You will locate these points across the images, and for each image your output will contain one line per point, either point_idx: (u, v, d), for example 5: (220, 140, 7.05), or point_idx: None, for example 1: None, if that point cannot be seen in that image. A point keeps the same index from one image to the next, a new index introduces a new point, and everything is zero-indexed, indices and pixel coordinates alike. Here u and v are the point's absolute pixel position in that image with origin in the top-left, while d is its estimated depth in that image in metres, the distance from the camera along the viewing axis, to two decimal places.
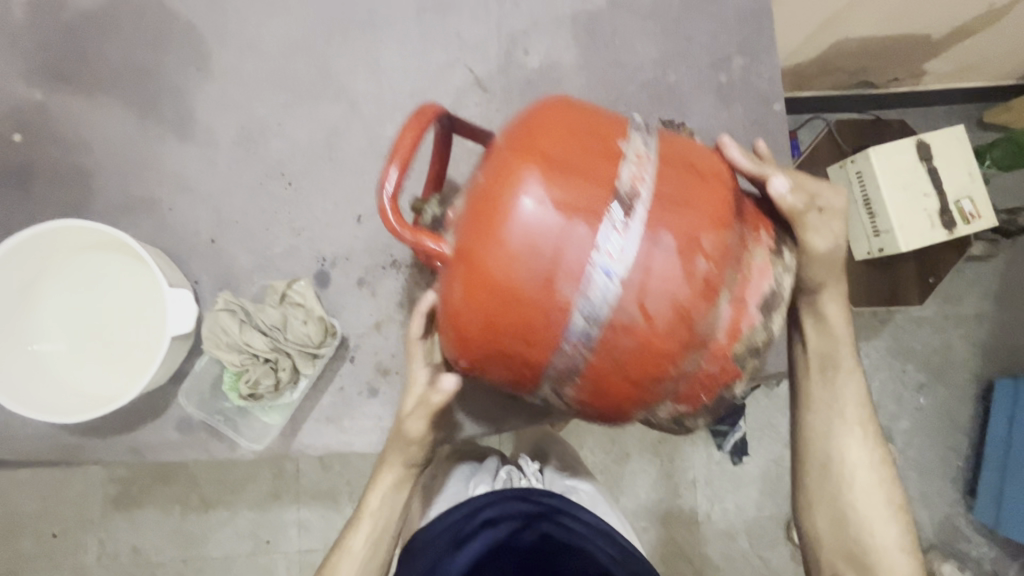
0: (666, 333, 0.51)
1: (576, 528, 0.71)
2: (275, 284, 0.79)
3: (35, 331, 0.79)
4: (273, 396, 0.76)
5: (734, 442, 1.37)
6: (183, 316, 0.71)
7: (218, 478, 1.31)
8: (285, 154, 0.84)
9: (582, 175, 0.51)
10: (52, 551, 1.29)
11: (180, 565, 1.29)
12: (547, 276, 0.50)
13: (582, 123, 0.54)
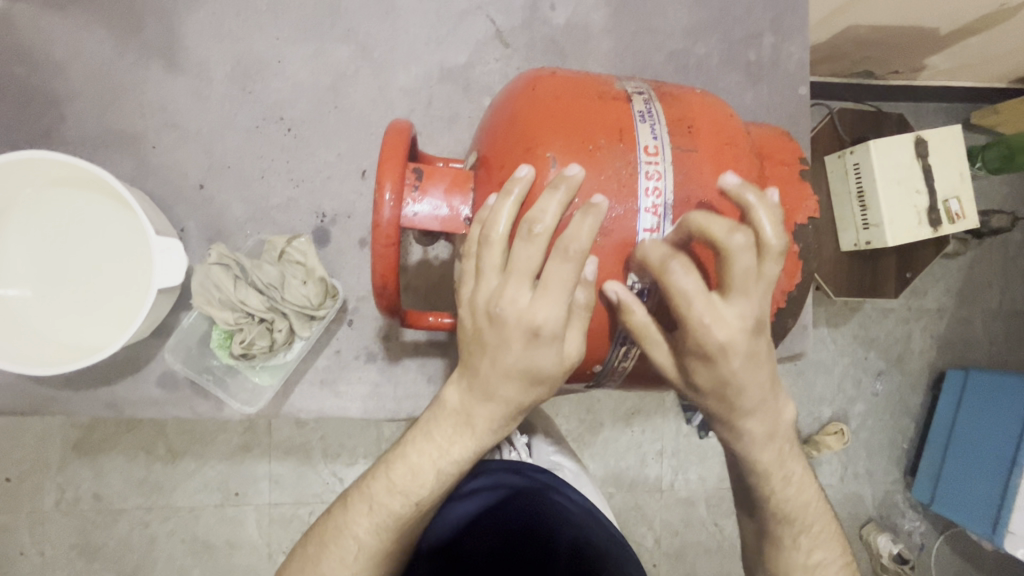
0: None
1: (568, 507, 0.72)
2: (273, 241, 0.74)
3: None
4: (266, 357, 0.73)
5: (701, 418, 1.41)
6: (171, 268, 0.67)
7: (189, 430, 1.28)
8: (285, 97, 0.77)
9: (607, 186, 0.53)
10: (7, 494, 1.24)
11: (144, 514, 1.27)
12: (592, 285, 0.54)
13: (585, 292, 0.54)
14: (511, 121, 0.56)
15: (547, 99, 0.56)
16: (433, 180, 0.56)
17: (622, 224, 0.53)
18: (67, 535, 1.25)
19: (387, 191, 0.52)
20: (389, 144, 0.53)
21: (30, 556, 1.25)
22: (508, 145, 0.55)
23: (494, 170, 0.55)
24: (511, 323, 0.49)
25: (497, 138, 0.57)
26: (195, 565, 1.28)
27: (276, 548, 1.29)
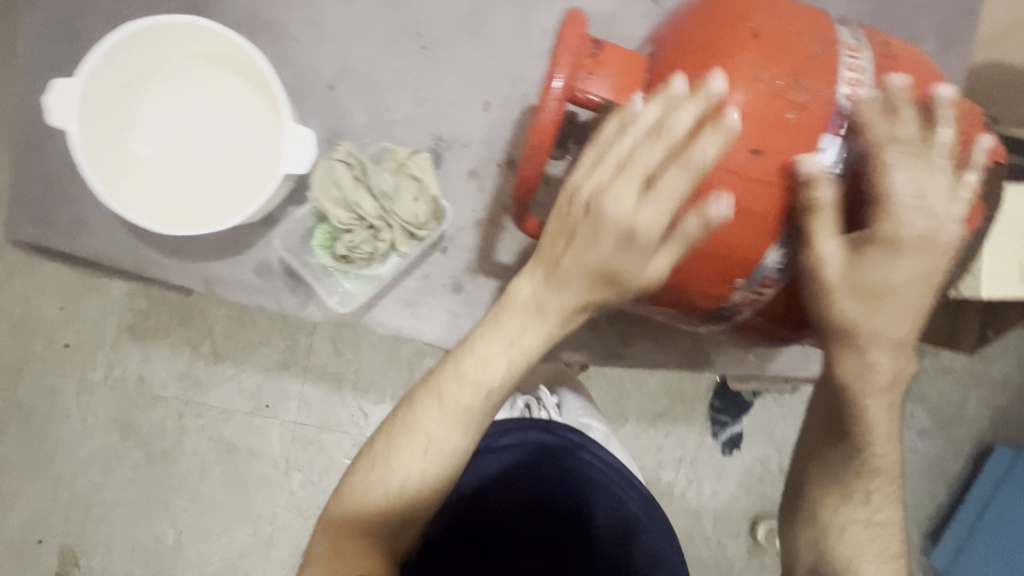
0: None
1: (597, 464, 0.75)
2: (396, 151, 0.75)
3: (140, 137, 0.76)
4: (364, 265, 0.73)
5: (728, 434, 1.41)
6: (299, 155, 0.68)
7: (234, 336, 1.33)
8: (425, 15, 0.77)
9: (783, 123, 0.52)
10: (61, 360, 1.32)
11: (180, 405, 1.34)
12: (738, 217, 0.53)
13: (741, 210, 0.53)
14: (696, 35, 0.55)
15: (739, 20, 0.54)
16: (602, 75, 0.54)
17: (791, 150, 0.52)
18: (108, 408, 1.33)
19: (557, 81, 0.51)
20: (567, 28, 0.51)
21: (73, 420, 1.33)
22: (691, 54, 0.54)
23: (667, 83, 0.54)
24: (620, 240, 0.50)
25: (675, 48, 0.55)
26: (216, 463, 1.34)
27: (293, 465, 1.34)
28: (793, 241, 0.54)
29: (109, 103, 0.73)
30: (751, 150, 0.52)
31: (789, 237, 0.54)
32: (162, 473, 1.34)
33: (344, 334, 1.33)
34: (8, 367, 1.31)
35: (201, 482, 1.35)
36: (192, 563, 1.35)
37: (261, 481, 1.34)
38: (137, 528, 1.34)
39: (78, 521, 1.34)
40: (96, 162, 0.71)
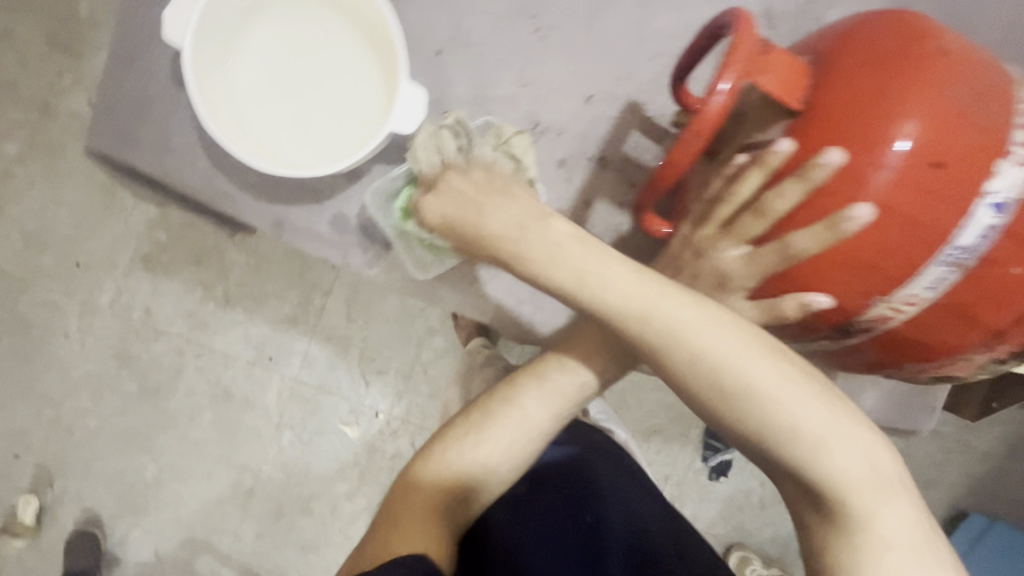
0: (986, 311, 0.44)
1: (609, 468, 0.72)
2: (504, 127, 0.57)
3: (247, 63, 0.55)
4: (432, 255, 0.60)
5: (717, 460, 1.40)
6: (406, 116, 0.53)
7: (248, 283, 1.27)
8: None
9: (971, 146, 0.41)
10: (68, 278, 1.26)
11: (182, 343, 1.28)
12: (899, 238, 0.42)
13: (894, 236, 0.42)
14: (875, 39, 0.45)
15: (923, 36, 0.44)
16: (771, 73, 0.43)
17: (969, 171, 0.41)
18: (108, 335, 1.28)
19: (727, 79, 0.41)
20: (740, 25, 0.43)
21: (70, 340, 1.27)
22: (857, 56, 0.44)
23: (840, 85, 0.44)
24: (672, 335, 0.44)
25: (846, 51, 0.45)
26: (209, 408, 1.30)
27: (285, 422, 1.30)
28: (951, 271, 0.43)
29: (220, 12, 0.51)
30: (933, 167, 0.41)
31: (949, 265, 0.43)
32: (152, 409, 1.29)
33: (360, 299, 1.27)
34: (13, 276, 1.26)
35: (191, 425, 1.30)
36: (167, 503, 1.31)
37: (251, 433, 1.30)
38: (118, 460, 1.30)
39: (59, 442, 1.29)
40: (211, 106, 0.53)
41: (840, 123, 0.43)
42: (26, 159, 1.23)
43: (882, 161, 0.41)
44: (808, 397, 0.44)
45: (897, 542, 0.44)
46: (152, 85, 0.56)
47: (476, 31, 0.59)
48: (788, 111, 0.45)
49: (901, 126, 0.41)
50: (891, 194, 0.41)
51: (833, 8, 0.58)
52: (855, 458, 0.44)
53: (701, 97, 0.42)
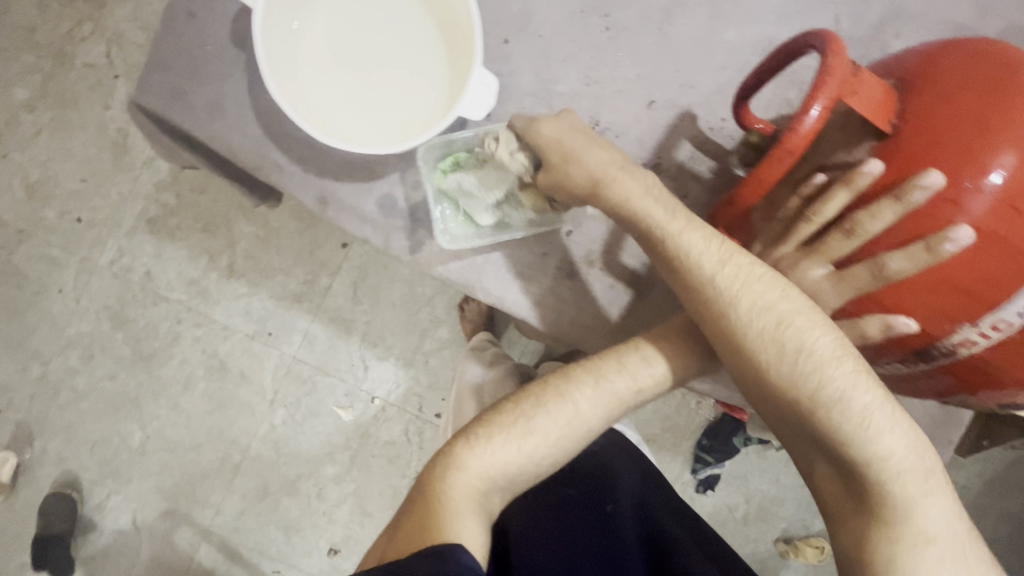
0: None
1: (627, 474, 0.71)
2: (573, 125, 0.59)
3: (316, 38, 0.52)
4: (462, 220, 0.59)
5: (708, 474, 1.33)
6: (476, 103, 0.52)
7: (256, 256, 1.24)
8: None
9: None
10: (70, 233, 1.22)
11: (181, 310, 1.25)
12: (992, 263, 0.41)
13: (989, 262, 0.41)
14: (962, 63, 0.43)
15: (1013, 60, 0.43)
16: (861, 96, 0.42)
17: None
18: (105, 296, 1.24)
19: (816, 104, 0.40)
20: (829, 46, 0.41)
21: (66, 297, 1.24)
22: (949, 82, 0.43)
23: (929, 111, 0.42)
24: (771, 332, 0.45)
25: (933, 75, 0.44)
26: (203, 378, 1.26)
27: (280, 399, 1.27)
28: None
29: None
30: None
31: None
32: (144, 374, 1.26)
33: (367, 282, 1.26)
34: (12, 226, 1.22)
35: (183, 394, 1.26)
36: (150, 472, 1.27)
37: (244, 407, 1.27)
38: (104, 424, 1.26)
39: (44, 401, 1.25)
40: (279, 82, 0.50)
41: (928, 149, 0.41)
42: (37, 108, 1.19)
43: (974, 186, 0.40)
44: (903, 434, 0.43)
45: (938, 533, 0.42)
46: (213, 42, 0.55)
47: (544, 24, 0.59)
48: (875, 135, 0.44)
49: (995, 149, 0.40)
50: (982, 222, 0.41)
51: (900, 38, 0.58)
52: (937, 516, 0.42)
53: (792, 122, 0.41)
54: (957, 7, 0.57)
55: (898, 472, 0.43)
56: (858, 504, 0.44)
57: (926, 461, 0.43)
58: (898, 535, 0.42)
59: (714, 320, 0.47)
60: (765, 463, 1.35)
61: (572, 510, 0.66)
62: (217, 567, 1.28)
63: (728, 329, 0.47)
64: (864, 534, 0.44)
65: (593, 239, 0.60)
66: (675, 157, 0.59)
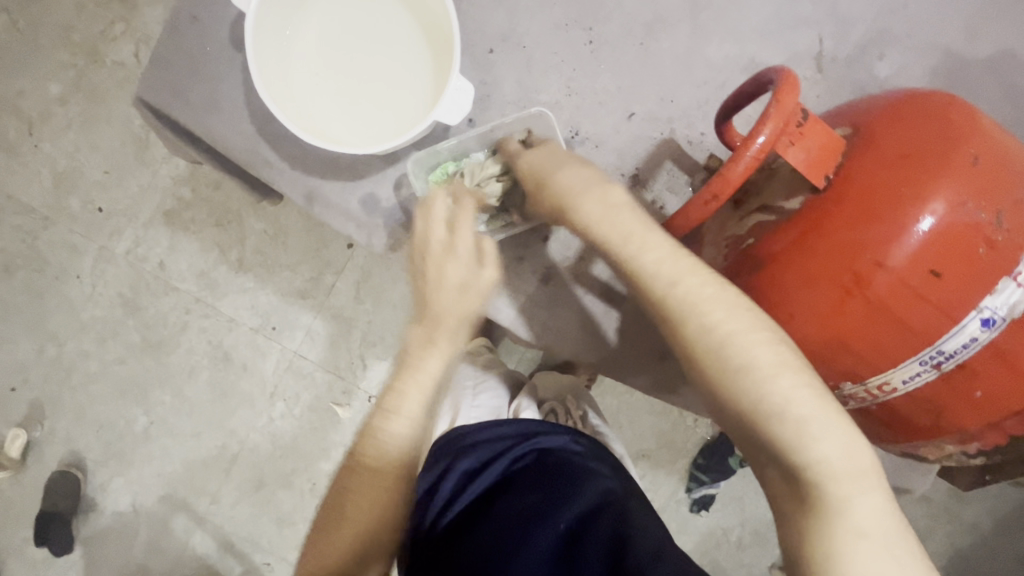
0: (956, 413, 0.46)
1: (586, 483, 0.60)
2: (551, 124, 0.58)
3: (307, 42, 0.55)
4: None
5: (703, 494, 1.30)
6: (452, 109, 0.53)
7: (264, 252, 1.28)
8: None
9: (971, 262, 0.42)
10: (91, 222, 1.28)
11: (190, 301, 1.29)
12: (883, 334, 0.44)
13: (876, 322, 0.44)
14: (917, 128, 0.43)
15: (961, 137, 0.42)
16: (800, 146, 0.43)
17: (962, 280, 0.42)
18: (120, 284, 1.29)
19: (760, 136, 0.41)
20: (784, 86, 0.41)
21: (82, 283, 1.29)
22: (894, 143, 0.44)
23: (861, 178, 0.43)
24: (713, 347, 0.45)
25: (878, 138, 0.44)
26: (207, 368, 1.30)
27: (279, 393, 1.30)
28: (929, 371, 0.45)
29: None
30: (931, 271, 0.42)
31: (927, 365, 0.44)
32: (152, 361, 1.30)
33: (369, 282, 1.28)
34: (37, 213, 1.27)
35: (187, 383, 1.30)
36: (152, 457, 1.31)
37: (244, 399, 1.30)
38: (111, 407, 1.30)
39: (57, 382, 1.30)
40: (269, 85, 0.52)
41: (846, 217, 0.43)
42: (68, 102, 1.26)
43: (882, 259, 0.42)
44: (840, 440, 0.42)
45: (871, 533, 0.41)
46: (213, 44, 0.58)
47: (527, 35, 0.60)
48: (811, 187, 0.45)
49: (909, 229, 0.41)
50: (886, 288, 0.42)
51: (884, 59, 0.59)
52: (874, 516, 0.41)
53: (733, 155, 0.41)
54: (940, 31, 0.59)
55: (850, 494, 0.41)
56: (795, 504, 0.43)
57: (867, 464, 0.42)
58: (841, 542, 0.41)
59: (667, 327, 0.47)
60: (763, 487, 1.32)
61: (529, 526, 0.55)
62: (209, 556, 1.30)
63: (677, 345, 0.47)
64: (809, 541, 0.41)
65: (569, 245, 0.64)
66: (658, 169, 0.61)
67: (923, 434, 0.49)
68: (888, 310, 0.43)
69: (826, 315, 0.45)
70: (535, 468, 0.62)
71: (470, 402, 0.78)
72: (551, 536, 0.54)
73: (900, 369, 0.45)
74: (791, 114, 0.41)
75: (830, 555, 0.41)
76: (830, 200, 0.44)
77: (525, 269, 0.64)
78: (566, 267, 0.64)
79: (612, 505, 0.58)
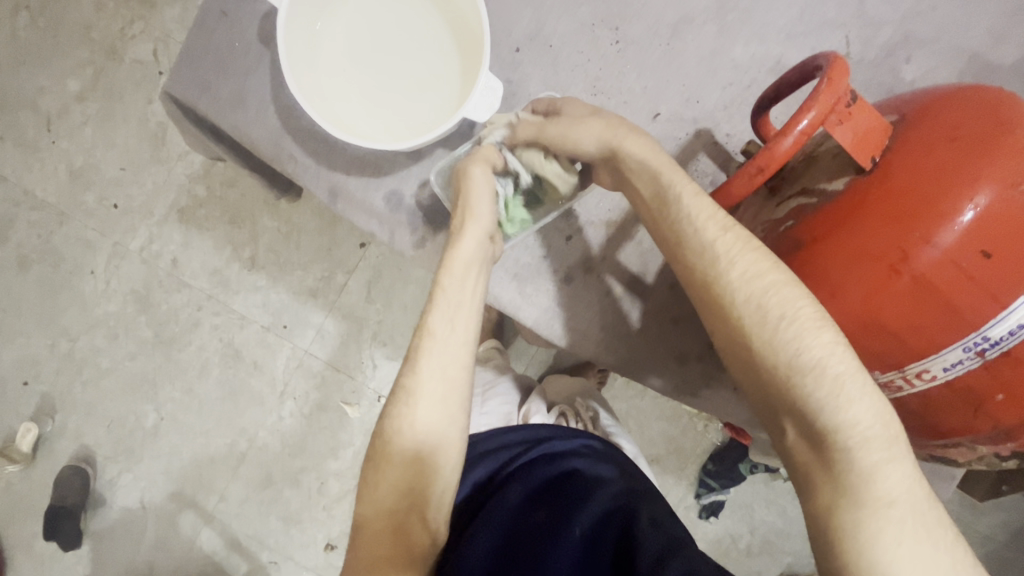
0: (1001, 407, 0.45)
1: (597, 489, 0.59)
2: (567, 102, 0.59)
3: (337, 39, 0.55)
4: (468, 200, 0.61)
5: (713, 501, 1.29)
6: (479, 106, 0.52)
7: (277, 251, 1.28)
8: None
9: (1022, 245, 0.41)
10: (106, 218, 1.28)
11: (202, 298, 1.29)
12: (926, 316, 0.43)
13: (920, 304, 0.43)
14: (967, 115, 0.43)
15: (1013, 122, 0.42)
16: (849, 126, 0.43)
17: (1010, 267, 0.41)
18: (133, 280, 1.29)
19: (808, 116, 0.41)
20: (833, 68, 0.41)
21: (96, 279, 1.29)
22: (943, 129, 0.43)
23: (909, 160, 0.43)
24: (752, 298, 0.48)
25: (926, 122, 0.44)
26: (218, 366, 1.30)
27: (289, 391, 1.30)
28: (971, 359, 0.44)
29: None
30: (977, 255, 0.41)
31: (970, 353, 0.43)
32: (163, 357, 1.30)
33: (381, 283, 1.28)
34: (53, 209, 1.28)
35: (197, 379, 1.30)
36: (161, 453, 1.31)
37: (254, 396, 1.30)
38: (122, 403, 1.30)
39: (69, 376, 1.30)
40: (300, 80, 0.52)
41: (891, 198, 0.43)
42: (86, 99, 1.27)
43: (927, 239, 0.42)
44: (871, 403, 0.45)
45: (896, 497, 0.43)
46: (241, 39, 0.59)
47: (554, 34, 0.60)
48: (856, 169, 0.46)
49: (957, 211, 0.41)
50: (929, 270, 0.42)
51: (911, 62, 0.59)
52: (897, 483, 0.43)
53: (779, 132, 0.42)
54: (969, 35, 0.59)
55: (882, 458, 0.44)
56: (823, 462, 0.46)
57: (894, 432, 0.45)
58: (862, 506, 0.43)
59: (709, 283, 0.50)
60: (772, 494, 1.31)
61: (537, 539, 0.53)
62: (216, 553, 1.30)
63: (715, 299, 0.50)
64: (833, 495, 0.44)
65: (591, 244, 0.64)
66: (682, 168, 0.61)
67: (959, 429, 0.48)
68: (934, 294, 0.43)
69: (867, 295, 0.45)
70: (545, 473, 0.61)
71: (479, 408, 0.78)
72: (564, 545, 0.52)
73: (943, 355, 0.44)
74: (839, 94, 0.41)
75: (848, 515, 0.44)
76: (875, 181, 0.44)
77: (543, 268, 0.64)
78: (586, 265, 0.64)
79: (624, 510, 0.57)
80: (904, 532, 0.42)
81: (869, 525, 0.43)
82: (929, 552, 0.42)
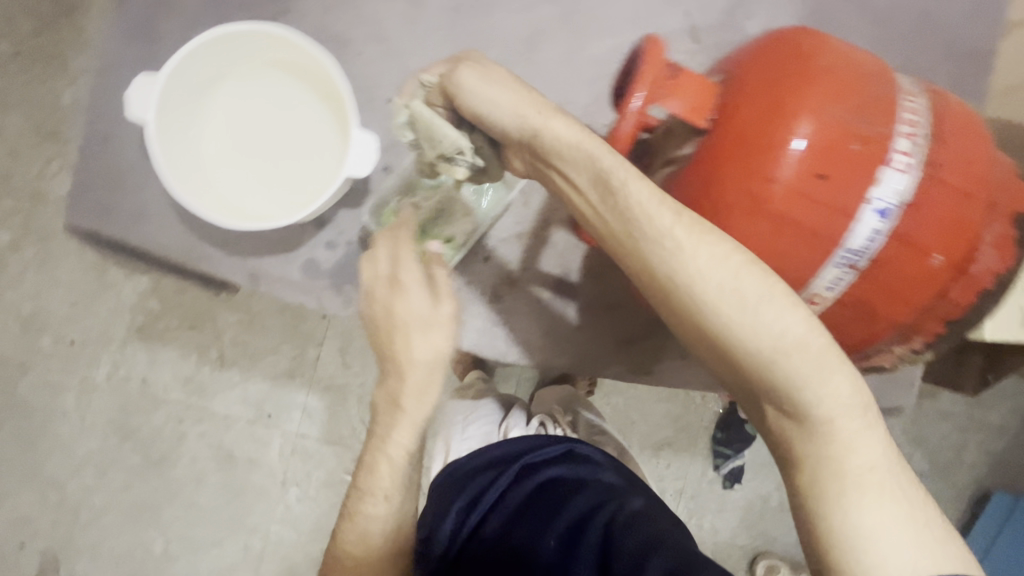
0: (884, 306, 0.48)
1: (581, 494, 0.59)
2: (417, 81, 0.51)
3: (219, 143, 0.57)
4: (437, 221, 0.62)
5: (732, 467, 1.29)
6: (359, 161, 0.53)
7: (244, 342, 1.28)
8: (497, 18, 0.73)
9: (850, 158, 0.44)
10: (68, 357, 1.27)
11: (182, 409, 1.28)
12: (796, 244, 0.46)
13: (789, 234, 0.46)
14: (773, 61, 0.47)
15: (808, 53, 0.47)
16: (677, 95, 0.46)
17: (846, 181, 0.45)
18: (109, 410, 1.28)
19: (637, 96, 0.45)
20: (648, 50, 0.45)
21: (71, 419, 1.27)
22: (755, 77, 0.47)
23: (736, 110, 0.47)
24: (724, 288, 0.44)
25: (744, 75, 0.48)
26: (214, 472, 1.28)
27: (291, 477, 1.28)
28: (848, 272, 0.47)
29: (181, 95, 0.53)
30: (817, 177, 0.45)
31: (845, 267, 0.46)
32: (157, 479, 1.28)
33: (354, 346, 1.28)
34: (13, 361, 1.27)
35: (197, 492, 1.28)
36: None
37: (258, 493, 1.28)
38: (125, 535, 1.27)
39: (66, 525, 1.27)
40: (189, 190, 0.54)
41: (734, 147, 0.46)
42: (20, 247, 1.27)
43: (771, 177, 0.45)
44: (849, 379, 0.44)
45: (873, 466, 0.45)
46: (131, 159, 0.61)
47: None
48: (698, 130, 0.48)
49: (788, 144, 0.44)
50: (783, 202, 0.45)
51: (751, 19, 0.64)
52: (873, 452, 0.45)
53: (617, 114, 0.46)
54: None
55: (859, 432, 0.45)
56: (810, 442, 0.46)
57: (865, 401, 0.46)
58: (841, 476, 0.45)
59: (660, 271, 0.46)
60: None
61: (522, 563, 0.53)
62: None
63: (678, 283, 0.45)
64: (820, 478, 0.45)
65: (513, 257, 0.66)
66: None
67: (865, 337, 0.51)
68: (794, 224, 0.45)
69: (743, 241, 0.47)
70: (526, 488, 0.60)
71: (459, 435, 0.79)
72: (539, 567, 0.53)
73: (825, 276, 0.47)
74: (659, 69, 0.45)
75: (835, 489, 0.45)
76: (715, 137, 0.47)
77: (477, 293, 0.65)
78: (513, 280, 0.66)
79: (606, 509, 0.57)
80: (880, 498, 0.44)
81: (868, 503, 0.44)
82: (900, 510, 0.44)
